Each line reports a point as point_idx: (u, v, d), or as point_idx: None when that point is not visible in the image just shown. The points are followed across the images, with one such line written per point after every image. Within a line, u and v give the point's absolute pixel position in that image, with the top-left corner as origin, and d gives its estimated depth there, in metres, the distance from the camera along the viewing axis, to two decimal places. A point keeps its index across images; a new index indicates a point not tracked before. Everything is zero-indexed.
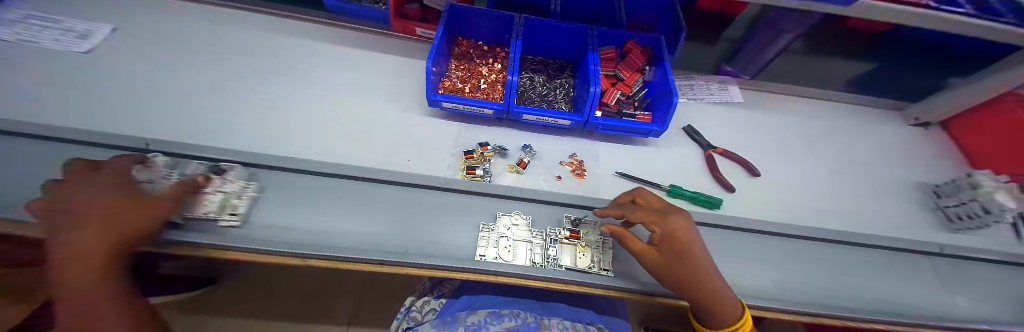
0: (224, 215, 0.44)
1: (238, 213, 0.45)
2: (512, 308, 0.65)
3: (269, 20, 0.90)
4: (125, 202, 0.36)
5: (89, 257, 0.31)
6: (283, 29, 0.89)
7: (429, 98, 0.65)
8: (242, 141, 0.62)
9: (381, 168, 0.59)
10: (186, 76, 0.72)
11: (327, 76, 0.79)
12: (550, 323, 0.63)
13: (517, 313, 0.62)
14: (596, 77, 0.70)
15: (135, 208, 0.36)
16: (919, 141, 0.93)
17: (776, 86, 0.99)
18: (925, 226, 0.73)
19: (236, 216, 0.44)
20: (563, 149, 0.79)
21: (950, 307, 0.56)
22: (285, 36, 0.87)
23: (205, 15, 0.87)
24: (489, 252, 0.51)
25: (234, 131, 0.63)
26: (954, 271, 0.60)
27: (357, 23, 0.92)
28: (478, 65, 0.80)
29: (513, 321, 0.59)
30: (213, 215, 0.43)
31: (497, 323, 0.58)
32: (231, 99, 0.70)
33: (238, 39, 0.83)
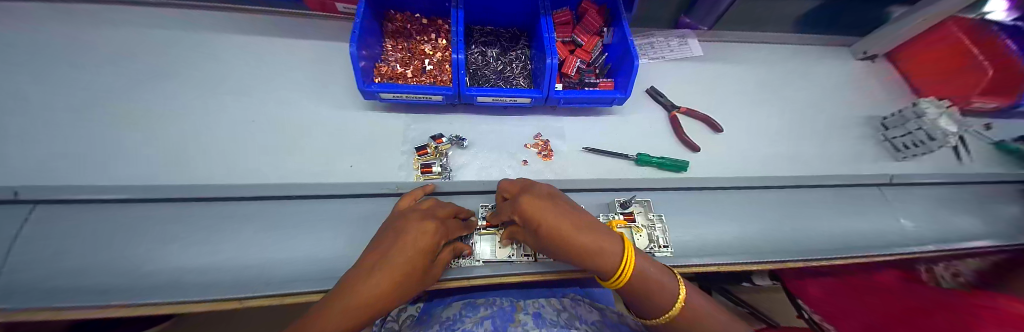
0: (472, 261, 0.51)
1: (481, 259, 0.51)
2: (488, 297, 0.64)
3: (178, 24, 0.79)
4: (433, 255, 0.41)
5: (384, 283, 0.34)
6: (195, 33, 0.78)
7: (362, 89, 0.57)
8: (158, 167, 0.55)
9: (325, 182, 0.55)
10: (81, 100, 0.62)
11: (255, 81, 0.71)
12: (525, 303, 0.60)
13: (492, 301, 0.61)
14: (551, 45, 0.63)
15: (435, 273, 0.42)
16: (871, 75, 0.97)
17: (733, 34, 0.97)
18: (879, 158, 0.78)
19: (478, 261, 0.51)
20: (527, 130, 0.73)
21: (886, 231, 0.66)
22: (200, 41, 0.77)
23: (78, 21, 0.75)
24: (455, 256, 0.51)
25: (149, 156, 0.56)
26: (899, 196, 0.70)
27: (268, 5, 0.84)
28: (419, 43, 0.72)
29: (488, 309, 0.57)
30: (467, 262, 0.51)
31: (471, 314, 0.57)
32: (137, 118, 0.61)
33: (146, 51, 0.73)
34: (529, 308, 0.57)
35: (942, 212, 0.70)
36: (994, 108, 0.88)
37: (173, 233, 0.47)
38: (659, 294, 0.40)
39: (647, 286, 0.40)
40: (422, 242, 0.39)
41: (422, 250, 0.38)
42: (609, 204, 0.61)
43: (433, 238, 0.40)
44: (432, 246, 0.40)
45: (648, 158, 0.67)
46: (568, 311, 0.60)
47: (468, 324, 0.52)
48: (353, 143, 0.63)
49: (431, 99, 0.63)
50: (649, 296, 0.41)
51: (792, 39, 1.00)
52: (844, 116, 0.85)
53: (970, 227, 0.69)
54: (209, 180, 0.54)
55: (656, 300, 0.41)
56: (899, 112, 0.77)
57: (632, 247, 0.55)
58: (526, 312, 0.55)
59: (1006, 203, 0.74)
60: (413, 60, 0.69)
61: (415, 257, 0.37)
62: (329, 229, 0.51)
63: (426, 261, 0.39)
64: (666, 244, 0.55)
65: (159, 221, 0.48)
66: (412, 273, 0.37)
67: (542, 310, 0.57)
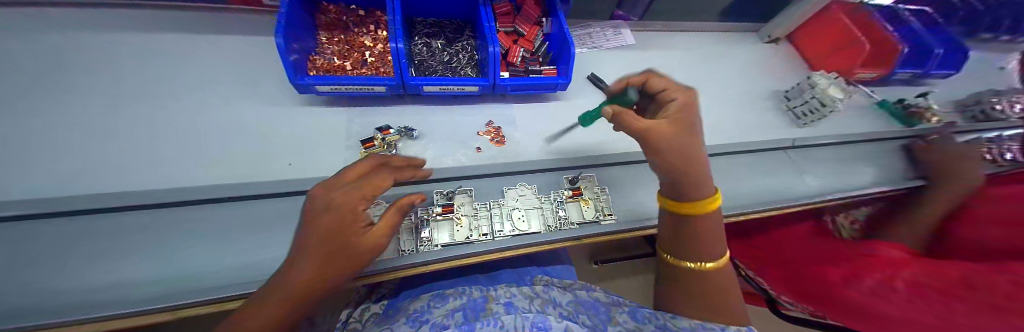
0: (429, 246, 0.53)
1: (438, 243, 0.53)
2: (458, 287, 0.65)
3: (61, 22, 0.68)
4: (347, 231, 0.35)
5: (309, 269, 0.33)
6: (89, 31, 0.68)
7: (295, 82, 0.55)
8: (48, 178, 0.48)
9: (261, 180, 0.52)
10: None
11: (174, 82, 0.64)
12: (497, 293, 0.62)
13: (462, 291, 0.62)
14: (491, 34, 0.66)
15: (370, 243, 0.37)
16: (779, 55, 1.12)
17: (662, 24, 1.05)
18: (787, 126, 0.90)
19: (435, 245, 0.53)
20: (478, 118, 0.74)
21: (793, 187, 0.76)
22: (98, 41, 0.68)
23: None
24: (411, 245, 0.52)
25: (35, 167, 0.48)
26: (803, 156, 0.82)
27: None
28: (358, 35, 0.70)
29: (459, 300, 0.58)
30: (424, 247, 0.52)
31: (441, 305, 0.58)
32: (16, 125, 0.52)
33: (20, 52, 0.62)
34: (500, 297, 0.59)
35: (835, 167, 0.83)
36: (873, 77, 1.05)
37: (75, 250, 0.41)
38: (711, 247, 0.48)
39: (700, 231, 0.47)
40: (334, 222, 0.34)
41: (335, 229, 0.34)
42: (558, 181, 0.66)
43: (348, 208, 0.36)
44: (336, 225, 0.35)
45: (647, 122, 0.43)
46: (540, 298, 0.62)
47: (437, 317, 0.53)
48: (294, 140, 0.60)
49: (373, 91, 0.62)
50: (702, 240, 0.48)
51: (714, 26, 1.12)
52: (758, 91, 0.97)
53: (855, 178, 0.83)
54: (124, 189, 0.49)
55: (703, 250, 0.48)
56: (797, 86, 0.90)
57: (581, 218, 0.59)
58: (498, 302, 0.57)
59: (879, 156, 0.90)
60: (352, 53, 0.68)
61: (330, 239, 0.34)
62: (269, 228, 0.48)
63: (337, 243, 0.34)
64: (610, 212, 0.59)
65: (54, 238, 0.42)
66: (336, 253, 0.35)
67: (513, 299, 0.59)
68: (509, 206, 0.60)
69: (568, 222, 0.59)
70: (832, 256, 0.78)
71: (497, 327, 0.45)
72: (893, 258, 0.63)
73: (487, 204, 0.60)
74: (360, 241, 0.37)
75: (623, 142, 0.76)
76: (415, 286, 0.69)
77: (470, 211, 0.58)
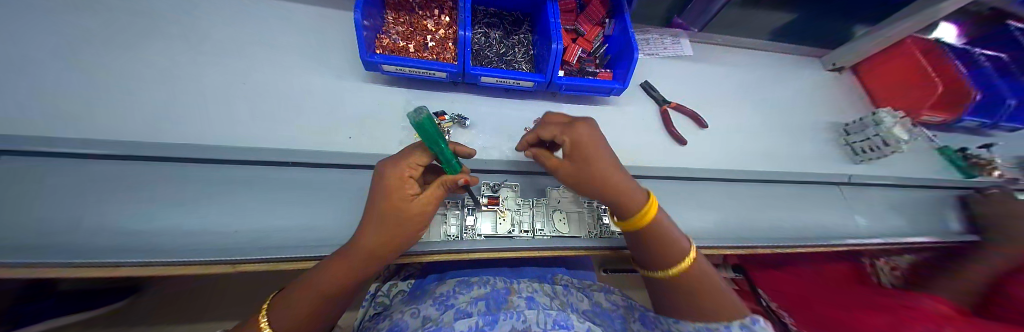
0: (473, 235, 0.53)
1: (481, 233, 0.53)
2: (482, 276, 0.65)
3: None
4: (393, 202, 0.36)
5: (368, 247, 0.37)
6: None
7: (365, 59, 0.55)
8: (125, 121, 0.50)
9: (321, 150, 0.54)
10: (18, 41, 0.52)
11: (242, 44, 0.65)
12: (519, 286, 0.61)
13: (486, 280, 0.62)
14: (557, 32, 0.65)
15: (415, 214, 0.37)
16: (838, 85, 1.06)
17: (721, 38, 1.01)
18: (841, 160, 0.86)
19: (479, 235, 0.53)
20: (526, 114, 0.74)
21: (842, 224, 0.73)
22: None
23: None
24: (456, 231, 0.53)
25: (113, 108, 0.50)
26: (855, 194, 0.78)
27: None
28: (422, 17, 0.70)
29: (482, 289, 0.58)
30: (468, 235, 0.52)
31: (466, 292, 0.57)
32: (97, 64, 0.54)
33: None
34: (522, 290, 0.59)
35: (887, 210, 0.79)
36: (941, 121, 0.99)
37: (147, 193, 0.42)
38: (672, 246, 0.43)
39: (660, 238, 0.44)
40: (386, 208, 0.36)
41: (387, 214, 0.36)
42: None
43: (393, 196, 0.36)
44: (386, 194, 0.37)
45: (433, 129, 0.33)
46: (559, 298, 0.61)
47: (462, 304, 0.53)
48: (350, 114, 0.61)
49: (433, 76, 0.62)
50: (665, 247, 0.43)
51: (774, 47, 1.07)
52: (814, 121, 0.93)
53: (907, 224, 0.79)
54: (196, 142, 0.50)
55: (671, 255, 0.43)
56: (860, 119, 0.85)
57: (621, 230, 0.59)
58: (520, 295, 0.57)
59: (934, 204, 0.85)
60: (415, 35, 0.68)
61: (383, 223, 0.36)
62: (328, 198, 0.49)
63: (387, 211, 0.36)
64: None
65: (129, 179, 0.43)
66: (389, 235, 0.37)
67: (535, 294, 0.58)
68: (552, 206, 0.59)
69: (609, 232, 0.58)
70: (869, 302, 0.74)
71: (522, 322, 0.47)
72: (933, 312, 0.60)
73: (531, 200, 0.59)
74: (405, 212, 0.37)
75: (671, 156, 0.75)
76: (444, 269, 0.70)
77: (514, 206, 0.57)
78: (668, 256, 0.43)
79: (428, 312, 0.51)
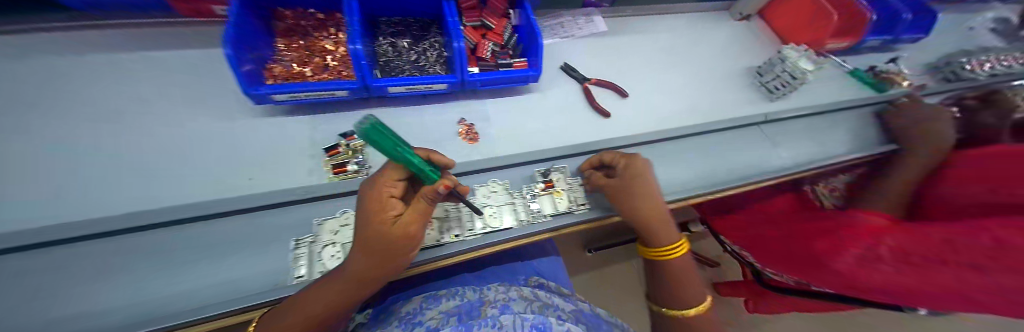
0: None
1: None
2: (451, 288, 0.59)
3: None
4: (374, 228, 0.35)
5: (354, 275, 0.37)
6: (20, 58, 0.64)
7: (249, 93, 0.53)
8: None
9: (222, 198, 0.51)
10: None
11: (128, 106, 0.61)
12: (494, 294, 0.52)
13: (455, 291, 0.57)
14: (456, 30, 0.64)
15: (400, 236, 0.36)
16: (752, 32, 1.11)
17: (634, 9, 1.04)
18: (761, 101, 0.91)
19: None
20: (451, 117, 0.73)
21: (770, 160, 0.77)
22: (30, 67, 0.63)
23: None
24: None
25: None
26: (777, 130, 0.83)
27: (124, 19, 0.72)
28: (319, 38, 0.69)
29: (451, 301, 0.52)
30: None
31: (433, 307, 0.51)
32: None
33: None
34: (498, 300, 0.49)
35: (811, 138, 0.84)
36: (846, 46, 1.06)
37: None
38: (659, 239, 0.56)
39: (655, 231, 0.55)
40: (370, 234, 0.35)
41: (370, 243, 0.35)
42: (531, 174, 0.63)
43: (377, 222, 0.36)
44: (368, 220, 0.36)
45: (385, 133, 0.28)
46: (539, 300, 0.52)
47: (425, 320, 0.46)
48: (254, 155, 0.59)
49: (335, 96, 0.60)
50: (651, 240, 0.56)
51: (688, 8, 1.11)
52: (731, 69, 0.97)
53: (834, 146, 0.83)
54: (67, 220, 0.46)
55: (659, 243, 0.56)
56: (767, 61, 0.90)
57: (555, 210, 0.58)
58: (494, 305, 0.47)
59: (856, 123, 0.90)
60: (313, 58, 0.66)
61: (368, 249, 0.36)
62: (220, 249, 0.44)
63: (368, 233, 0.36)
64: (583, 203, 0.60)
65: None
66: (379, 259, 0.37)
67: (511, 301, 0.48)
68: (488, 203, 0.55)
69: (542, 216, 0.58)
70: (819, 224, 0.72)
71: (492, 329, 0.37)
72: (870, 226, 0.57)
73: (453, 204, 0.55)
74: (389, 235, 0.36)
75: (598, 130, 0.76)
76: (397, 292, 0.67)
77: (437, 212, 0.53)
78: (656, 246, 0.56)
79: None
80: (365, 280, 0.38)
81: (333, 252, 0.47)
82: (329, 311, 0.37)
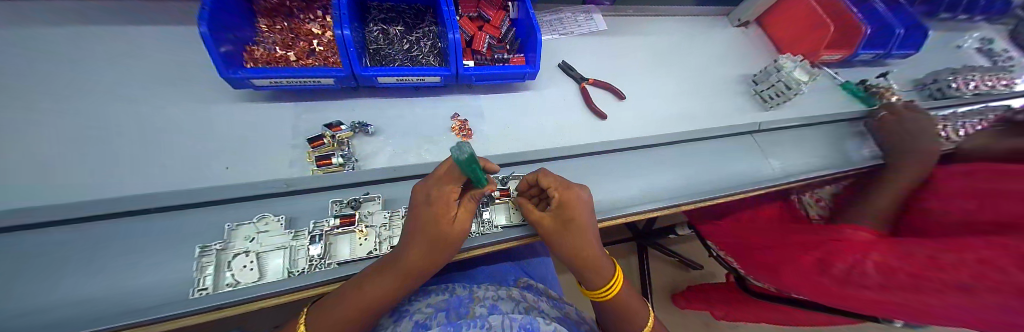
0: (354, 258, 0.44)
1: (359, 254, 0.44)
2: (443, 284, 0.57)
3: None
4: (437, 225, 0.38)
5: (404, 270, 0.38)
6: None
7: (226, 76, 0.50)
8: None
9: (191, 188, 0.47)
10: None
11: (87, 83, 0.56)
12: (483, 292, 0.50)
13: (444, 287, 0.54)
14: (451, 20, 0.61)
15: (455, 233, 0.39)
16: (749, 40, 1.11)
17: (634, 8, 1.03)
18: (755, 110, 0.91)
19: (359, 257, 0.44)
20: (444, 111, 0.71)
21: (762, 169, 0.77)
22: None
23: None
24: (336, 257, 0.44)
25: None
26: (769, 139, 0.83)
27: None
28: (305, 22, 0.67)
29: (440, 297, 0.50)
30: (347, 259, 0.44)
31: (423, 300, 0.49)
32: None
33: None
34: (486, 299, 0.47)
35: (803, 149, 0.84)
36: (840, 58, 1.07)
37: None
38: (597, 275, 0.46)
39: (588, 269, 0.46)
40: (431, 228, 0.38)
41: (430, 237, 0.38)
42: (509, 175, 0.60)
43: (442, 219, 0.38)
44: (431, 215, 0.38)
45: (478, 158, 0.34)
46: (526, 302, 0.50)
47: (416, 312, 0.44)
48: (229, 142, 0.55)
49: (321, 84, 0.57)
50: (588, 273, 0.46)
51: (688, 11, 1.10)
52: (727, 75, 0.97)
53: (826, 158, 0.83)
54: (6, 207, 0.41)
55: (598, 274, 0.46)
56: (763, 69, 0.90)
57: (508, 223, 0.52)
58: (483, 303, 0.45)
59: (847, 136, 0.91)
60: (297, 42, 0.63)
61: (425, 242, 0.38)
62: (186, 243, 0.41)
63: (428, 229, 0.38)
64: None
65: None
66: (431, 254, 0.39)
67: (499, 302, 0.47)
68: None
69: (493, 227, 0.51)
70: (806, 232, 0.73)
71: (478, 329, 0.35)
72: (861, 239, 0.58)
73: None
74: (446, 231, 0.39)
75: (593, 132, 0.75)
76: None
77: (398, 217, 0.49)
78: (592, 282, 0.47)
79: (380, 324, 0.44)
80: (409, 278, 0.39)
81: (245, 263, 0.40)
82: (369, 309, 0.37)
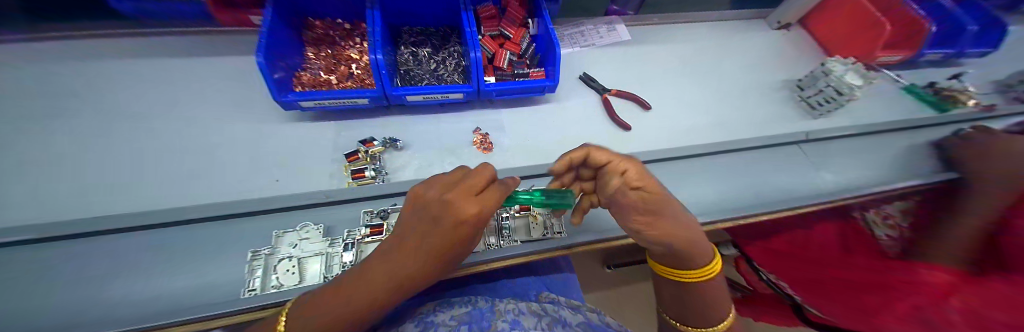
0: None
1: None
2: (465, 296, 0.56)
3: (72, 55, 0.72)
4: (446, 236, 0.30)
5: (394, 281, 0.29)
6: (91, 65, 0.72)
7: (278, 100, 0.56)
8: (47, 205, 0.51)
9: (245, 198, 0.53)
10: None
11: (171, 108, 0.67)
12: (505, 305, 0.48)
13: (466, 299, 0.53)
14: (473, 39, 0.64)
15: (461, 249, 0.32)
16: (789, 43, 1.04)
17: (659, 16, 1.01)
18: (798, 119, 0.84)
19: None
20: (466, 126, 0.73)
21: (811, 183, 0.69)
22: (98, 71, 0.71)
23: None
24: (366, 264, 0.46)
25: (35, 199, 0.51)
26: (817, 150, 0.75)
27: (174, 26, 0.78)
28: (345, 48, 0.74)
29: (463, 308, 0.48)
30: None
31: (447, 310, 0.47)
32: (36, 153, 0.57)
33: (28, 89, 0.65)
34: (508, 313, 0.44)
35: (859, 160, 0.75)
36: (900, 60, 0.96)
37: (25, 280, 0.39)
38: (702, 252, 0.38)
39: (696, 243, 0.38)
40: (440, 235, 0.30)
41: (434, 246, 0.30)
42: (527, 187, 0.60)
43: (456, 229, 0.30)
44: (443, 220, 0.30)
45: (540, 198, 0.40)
46: (550, 315, 0.48)
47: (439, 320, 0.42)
48: (278, 157, 0.61)
49: (357, 104, 0.62)
50: (694, 251, 0.38)
51: (718, 16, 1.05)
52: (764, 82, 0.91)
53: (889, 171, 0.73)
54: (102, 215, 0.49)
55: (703, 249, 0.38)
56: (808, 74, 0.83)
57: (528, 236, 0.52)
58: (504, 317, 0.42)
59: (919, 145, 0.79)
60: (339, 67, 0.70)
61: (428, 250, 0.30)
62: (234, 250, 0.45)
63: (434, 238, 0.30)
64: (560, 230, 0.52)
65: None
66: (429, 265, 0.31)
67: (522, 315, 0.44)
68: None
69: (513, 240, 0.51)
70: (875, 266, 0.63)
71: None
72: (935, 281, 0.48)
73: None
74: (452, 246, 0.31)
75: (617, 144, 0.73)
76: None
77: None
78: (693, 262, 0.39)
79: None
80: (394, 295, 0.30)
81: (289, 267, 0.44)
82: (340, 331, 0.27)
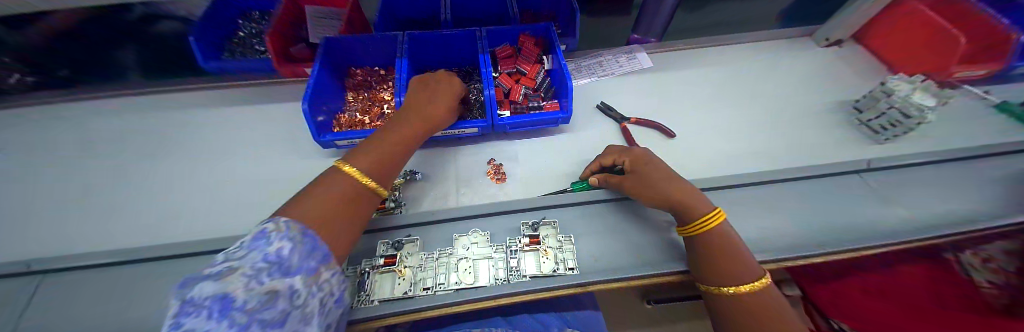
0: (393, 298, 0.47)
1: (397, 294, 0.47)
2: None
3: (172, 104, 0.90)
4: (399, 141, 0.51)
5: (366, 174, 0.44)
6: (185, 112, 0.88)
7: (318, 141, 0.63)
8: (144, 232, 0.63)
9: None
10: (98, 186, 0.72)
11: (239, 146, 0.80)
12: None
13: None
14: (488, 79, 0.68)
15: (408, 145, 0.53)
16: (836, 61, 0.94)
17: (681, 42, 0.99)
18: (854, 144, 0.74)
19: (397, 297, 0.47)
20: (482, 157, 0.76)
21: (887, 220, 0.57)
22: (189, 117, 0.87)
23: (95, 114, 0.87)
24: (379, 295, 0.48)
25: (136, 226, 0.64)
26: (889, 179, 0.63)
27: (246, 78, 0.93)
28: (378, 90, 0.83)
29: None
30: (386, 298, 0.47)
31: None
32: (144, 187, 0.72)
33: (140, 135, 0.83)
34: None
35: (947, 193, 0.62)
36: (985, 74, 0.82)
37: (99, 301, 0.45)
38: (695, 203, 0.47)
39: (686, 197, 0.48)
40: (397, 139, 0.52)
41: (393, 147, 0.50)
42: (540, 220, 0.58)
43: (408, 134, 0.54)
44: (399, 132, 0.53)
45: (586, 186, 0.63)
46: None
47: None
48: None
49: None
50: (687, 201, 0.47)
51: (748, 37, 1.00)
52: (808, 104, 0.83)
53: (998, 207, 0.59)
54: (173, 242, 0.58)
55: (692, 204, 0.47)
56: (867, 95, 0.74)
57: (538, 272, 0.49)
58: None
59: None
60: (373, 108, 0.78)
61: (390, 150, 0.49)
62: None
63: (392, 143, 0.51)
64: (571, 266, 0.49)
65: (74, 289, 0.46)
66: (388, 163, 0.48)
67: None
68: (486, 253, 0.53)
69: (522, 275, 0.50)
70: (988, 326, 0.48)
71: None
72: None
73: (446, 250, 0.53)
74: (402, 147, 0.52)
75: None
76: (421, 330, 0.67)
77: (432, 258, 0.52)
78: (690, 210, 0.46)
79: None
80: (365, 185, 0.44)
81: None
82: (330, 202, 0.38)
